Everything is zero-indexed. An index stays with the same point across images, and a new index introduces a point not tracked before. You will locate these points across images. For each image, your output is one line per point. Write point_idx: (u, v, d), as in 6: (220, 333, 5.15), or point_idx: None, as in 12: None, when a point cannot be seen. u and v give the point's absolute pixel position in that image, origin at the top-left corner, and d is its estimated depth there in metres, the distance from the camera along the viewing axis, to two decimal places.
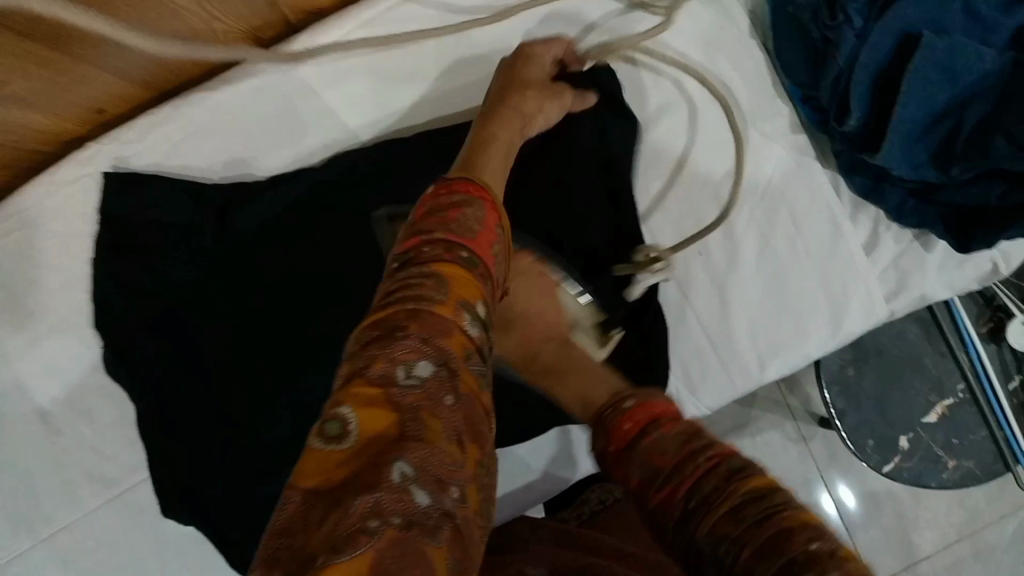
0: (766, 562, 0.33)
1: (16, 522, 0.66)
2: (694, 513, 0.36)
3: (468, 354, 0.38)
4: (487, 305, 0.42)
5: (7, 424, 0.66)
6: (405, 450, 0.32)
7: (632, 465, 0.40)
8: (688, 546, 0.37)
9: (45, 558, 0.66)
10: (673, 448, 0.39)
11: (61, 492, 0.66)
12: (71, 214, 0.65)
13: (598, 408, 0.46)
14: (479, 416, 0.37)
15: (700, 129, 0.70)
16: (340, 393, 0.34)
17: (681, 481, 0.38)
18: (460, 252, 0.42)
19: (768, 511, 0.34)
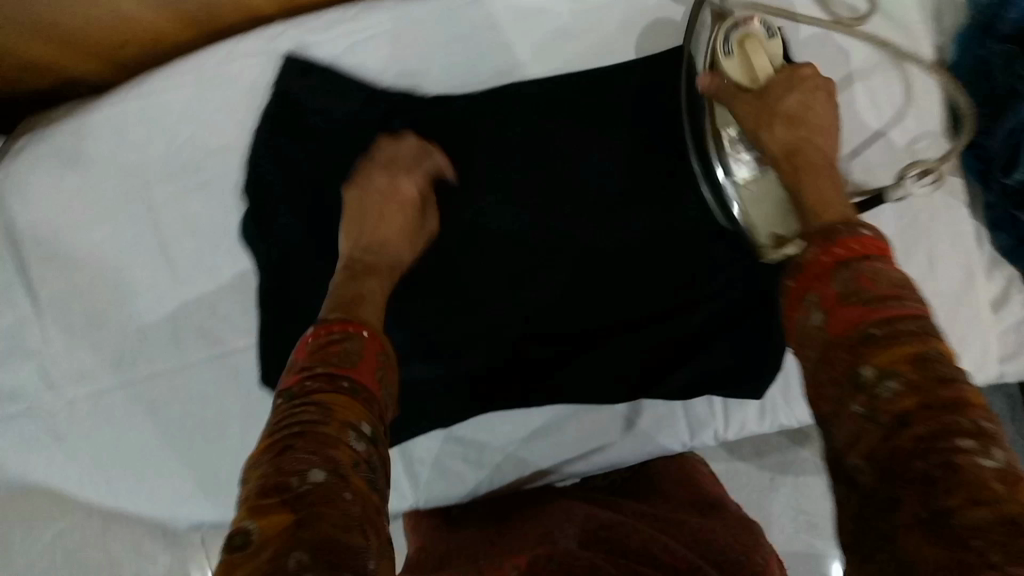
0: (931, 410, 0.38)
1: (123, 358, 0.69)
2: (875, 341, 0.42)
3: (358, 462, 0.44)
4: (371, 421, 0.48)
5: (138, 264, 0.69)
6: (303, 541, 0.38)
7: (833, 278, 0.46)
8: (851, 367, 0.42)
9: (143, 396, 0.70)
10: (885, 285, 0.44)
11: (169, 340, 0.69)
12: (244, 84, 0.67)
13: (827, 228, 0.49)
14: (374, 514, 0.43)
15: (907, 115, 0.69)
16: (245, 510, 0.41)
17: (877, 309, 0.43)
18: (341, 381, 0.48)
19: (946, 375, 0.39)
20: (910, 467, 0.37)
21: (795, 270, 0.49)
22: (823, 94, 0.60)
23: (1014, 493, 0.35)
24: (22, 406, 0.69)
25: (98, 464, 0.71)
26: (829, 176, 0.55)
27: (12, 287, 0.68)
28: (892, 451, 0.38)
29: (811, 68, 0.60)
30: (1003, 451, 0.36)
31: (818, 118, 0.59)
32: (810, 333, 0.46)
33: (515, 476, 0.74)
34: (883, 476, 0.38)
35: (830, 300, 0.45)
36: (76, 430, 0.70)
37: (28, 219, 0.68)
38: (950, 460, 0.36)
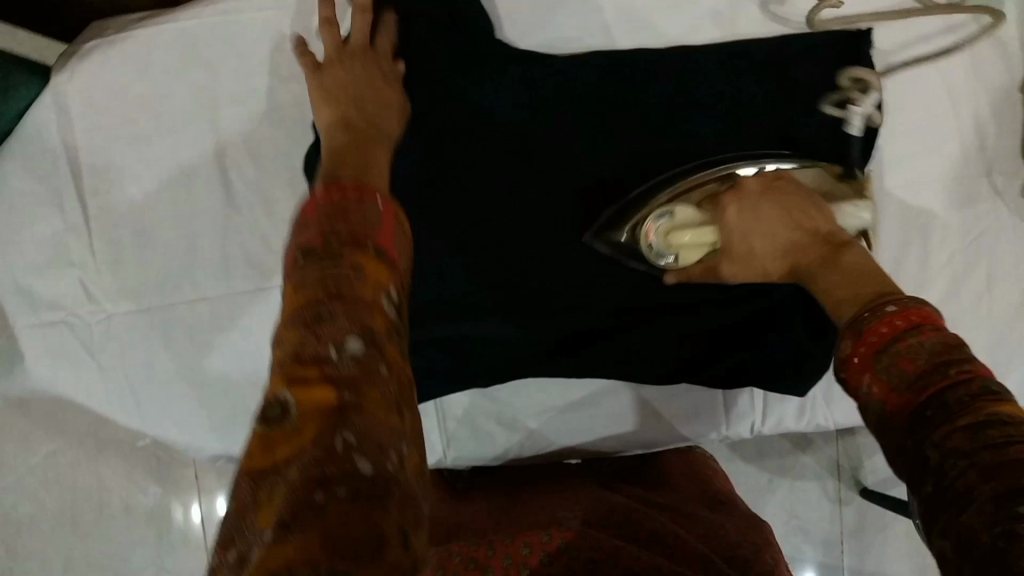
0: (1000, 479, 0.32)
1: (167, 279, 0.68)
2: (946, 421, 0.35)
3: (392, 329, 0.37)
4: (399, 284, 0.40)
5: (194, 184, 0.67)
6: (347, 424, 0.32)
7: (875, 364, 0.40)
8: (918, 449, 0.36)
9: (179, 320, 0.68)
10: (927, 356, 0.38)
11: (217, 266, 0.68)
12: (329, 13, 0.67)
13: (867, 306, 0.44)
14: (405, 392, 0.36)
15: (987, 127, 0.69)
16: (276, 377, 0.34)
17: (928, 384, 0.37)
18: (370, 233, 0.39)
19: (1007, 437, 0.33)
20: (976, 542, 0.31)
21: (840, 363, 0.43)
22: (769, 199, 0.56)
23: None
24: (58, 316, 0.68)
25: (127, 384, 0.69)
26: (845, 261, 0.49)
27: (62, 193, 0.67)
28: (974, 549, 0.31)
29: (730, 202, 0.57)
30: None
31: (773, 223, 0.55)
32: (867, 414, 0.41)
33: (545, 447, 0.74)
34: (959, 551, 0.32)
35: (881, 391, 0.40)
36: (109, 346, 0.68)
37: (84, 125, 0.66)
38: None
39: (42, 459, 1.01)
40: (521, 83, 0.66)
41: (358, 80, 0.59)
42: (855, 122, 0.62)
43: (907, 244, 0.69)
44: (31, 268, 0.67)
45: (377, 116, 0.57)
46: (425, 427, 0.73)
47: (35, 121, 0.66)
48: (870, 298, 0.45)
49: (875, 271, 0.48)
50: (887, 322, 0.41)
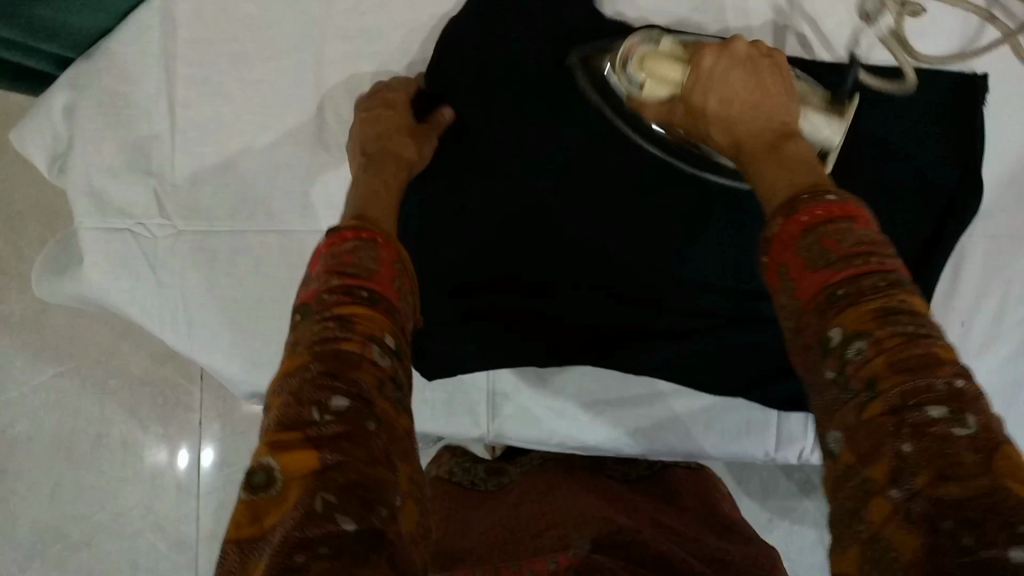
0: (907, 371, 0.35)
1: (243, 206, 0.67)
2: (839, 302, 0.39)
3: (382, 382, 0.44)
4: (396, 329, 0.48)
5: (288, 114, 0.66)
6: (327, 483, 0.38)
7: (799, 242, 0.42)
8: (822, 327, 0.39)
9: (246, 248, 0.67)
10: (851, 242, 0.41)
11: (296, 202, 0.67)
12: None
13: (790, 199, 0.45)
14: (400, 434, 0.43)
15: None
16: (264, 446, 0.40)
17: (843, 269, 0.40)
18: (360, 291, 0.47)
19: (917, 331, 0.37)
20: (881, 440, 0.35)
21: (766, 242, 0.45)
22: (746, 67, 0.55)
23: (989, 464, 0.33)
24: (125, 223, 0.67)
25: (184, 305, 0.68)
26: (786, 149, 0.50)
27: (151, 101, 0.66)
28: (884, 443, 0.34)
29: (708, 53, 0.56)
30: (982, 418, 0.34)
31: (747, 89, 0.54)
32: (781, 304, 0.43)
33: (590, 442, 0.73)
34: (859, 454, 0.35)
35: (798, 271, 0.42)
36: (173, 264, 0.67)
37: (188, 36, 0.65)
38: (915, 425, 0.34)
39: (46, 378, 0.98)
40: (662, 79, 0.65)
41: (388, 154, 0.62)
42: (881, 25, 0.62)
43: (983, 298, 0.69)
44: (106, 170, 0.66)
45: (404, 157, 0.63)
46: (473, 400, 0.73)
47: (139, 24, 0.65)
48: (793, 193, 0.45)
49: (807, 160, 0.49)
50: (820, 207, 0.42)
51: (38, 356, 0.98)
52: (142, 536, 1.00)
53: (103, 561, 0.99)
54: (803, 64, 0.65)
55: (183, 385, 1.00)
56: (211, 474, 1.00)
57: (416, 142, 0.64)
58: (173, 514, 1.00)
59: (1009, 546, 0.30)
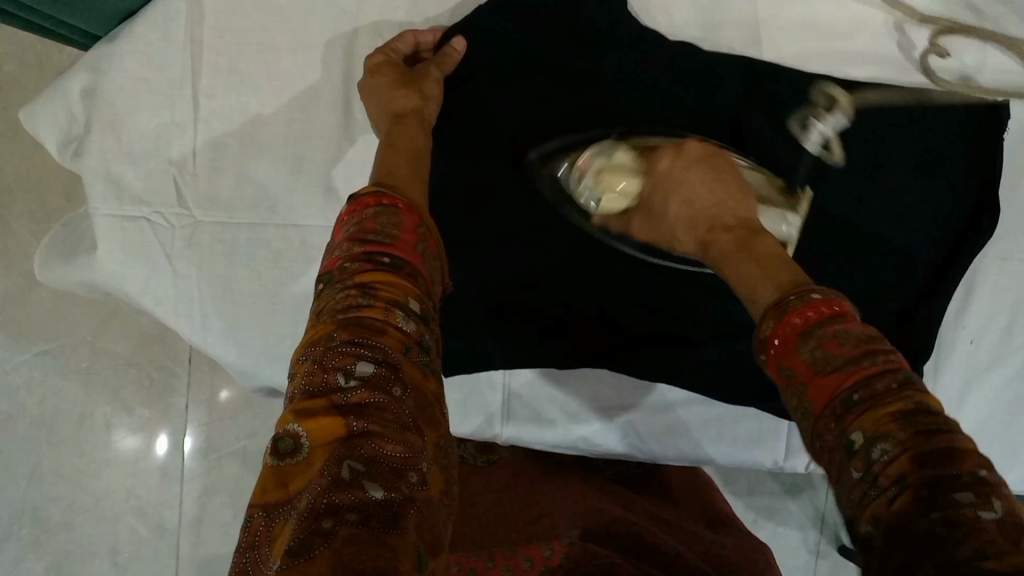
0: (927, 466, 0.33)
1: (264, 197, 0.66)
2: (856, 407, 0.36)
3: (408, 345, 0.41)
4: (420, 294, 0.45)
5: (315, 106, 0.65)
6: (354, 452, 0.36)
7: (800, 346, 0.40)
8: (844, 437, 0.36)
9: (264, 239, 0.66)
10: (853, 345, 0.38)
11: (317, 194, 0.66)
12: None
13: (777, 301, 0.43)
14: (426, 400, 0.41)
15: None
16: (289, 412, 0.38)
17: (854, 372, 0.37)
18: (383, 257, 0.44)
19: (938, 426, 0.34)
20: (913, 525, 0.31)
21: (760, 345, 0.43)
22: (699, 165, 0.57)
23: (1021, 548, 0.30)
24: (143, 212, 0.65)
25: (198, 297, 0.66)
26: (758, 245, 0.49)
27: (174, 88, 0.64)
28: (917, 525, 0.31)
29: (665, 157, 0.59)
30: (1006, 501, 0.31)
31: (706, 186, 0.55)
32: (791, 408, 0.41)
33: (601, 447, 0.74)
34: (892, 539, 0.32)
35: (804, 374, 0.39)
36: (190, 253, 0.66)
37: (215, 23, 0.64)
38: (949, 513, 0.31)
39: (32, 357, 0.95)
40: (685, 81, 0.66)
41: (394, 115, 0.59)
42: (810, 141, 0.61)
43: (994, 315, 0.70)
44: (125, 156, 0.65)
45: (416, 109, 0.60)
46: (487, 399, 0.73)
47: (165, 8, 0.63)
48: (776, 296, 0.44)
49: (778, 254, 0.48)
50: (815, 308, 0.40)
51: (22, 335, 0.95)
52: (124, 521, 0.97)
53: (82, 546, 0.96)
54: (827, 85, 0.67)
55: (171, 368, 0.98)
56: (195, 458, 0.98)
57: (418, 89, 0.61)
58: (156, 500, 0.97)
59: None
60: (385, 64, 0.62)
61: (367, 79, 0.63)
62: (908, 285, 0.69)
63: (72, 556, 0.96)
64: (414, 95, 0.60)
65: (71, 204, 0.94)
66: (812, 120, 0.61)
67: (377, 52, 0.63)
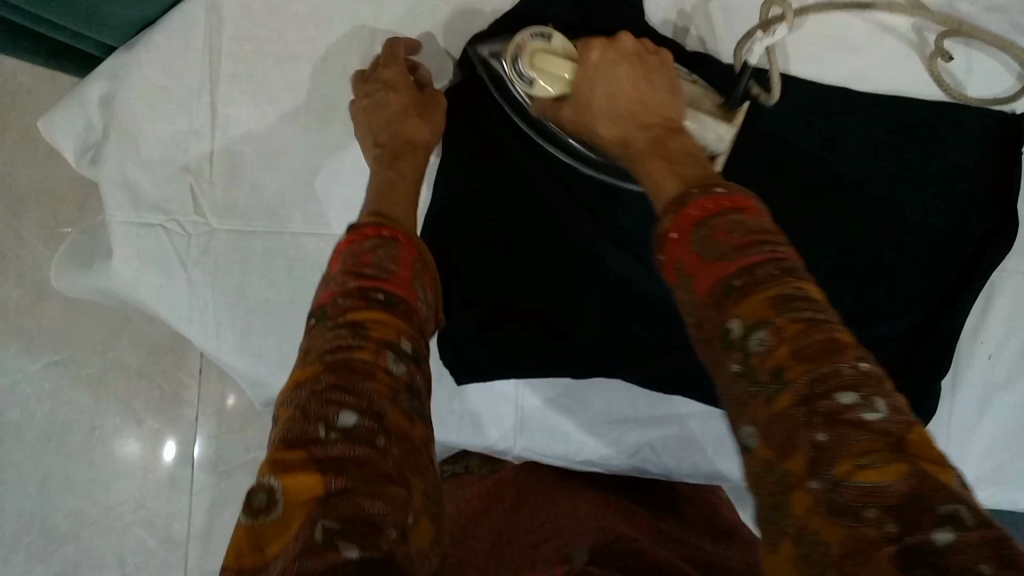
0: (811, 361, 0.35)
1: (280, 205, 0.66)
2: (735, 292, 0.39)
3: (395, 387, 0.43)
4: (410, 334, 0.47)
5: (333, 118, 0.66)
6: (331, 510, 0.35)
7: (693, 237, 0.43)
8: (721, 321, 0.40)
9: (280, 248, 0.66)
10: (742, 234, 0.41)
11: (334, 205, 0.66)
12: None
13: (677, 198, 0.47)
14: (414, 448, 0.42)
15: None
16: (264, 468, 0.38)
17: (737, 260, 0.40)
18: (377, 296, 0.47)
19: (813, 315, 0.37)
20: (794, 436, 0.34)
21: (660, 240, 0.46)
22: (629, 64, 0.59)
23: (900, 451, 0.32)
24: (159, 219, 0.65)
25: (208, 305, 0.66)
26: (670, 145, 0.54)
27: (193, 96, 0.65)
28: (798, 434, 0.34)
29: (595, 46, 0.59)
30: (887, 397, 0.34)
31: (630, 87, 0.58)
32: (681, 298, 0.44)
33: (601, 463, 0.74)
34: (775, 448, 0.35)
35: (697, 264, 0.42)
36: (203, 261, 0.65)
37: (234, 32, 0.64)
38: (828, 413, 0.33)
39: (42, 367, 0.95)
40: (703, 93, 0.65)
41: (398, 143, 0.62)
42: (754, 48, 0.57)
43: (1013, 329, 0.70)
44: (142, 164, 0.65)
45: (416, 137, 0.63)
46: (498, 411, 0.73)
47: (183, 18, 0.63)
48: (678, 192, 0.47)
49: (693, 154, 0.53)
50: (709, 200, 0.44)
51: (33, 345, 0.95)
52: (132, 533, 0.96)
53: (90, 557, 0.96)
54: (841, 97, 0.67)
55: (181, 379, 0.98)
56: (203, 467, 0.98)
57: (425, 118, 0.64)
58: (165, 511, 0.97)
59: (935, 530, 0.29)
60: (400, 79, 0.63)
61: (363, 92, 0.64)
62: (927, 299, 0.68)
63: (80, 568, 0.95)
64: (424, 126, 0.63)
65: (83, 215, 0.95)
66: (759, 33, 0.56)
67: (391, 63, 0.64)
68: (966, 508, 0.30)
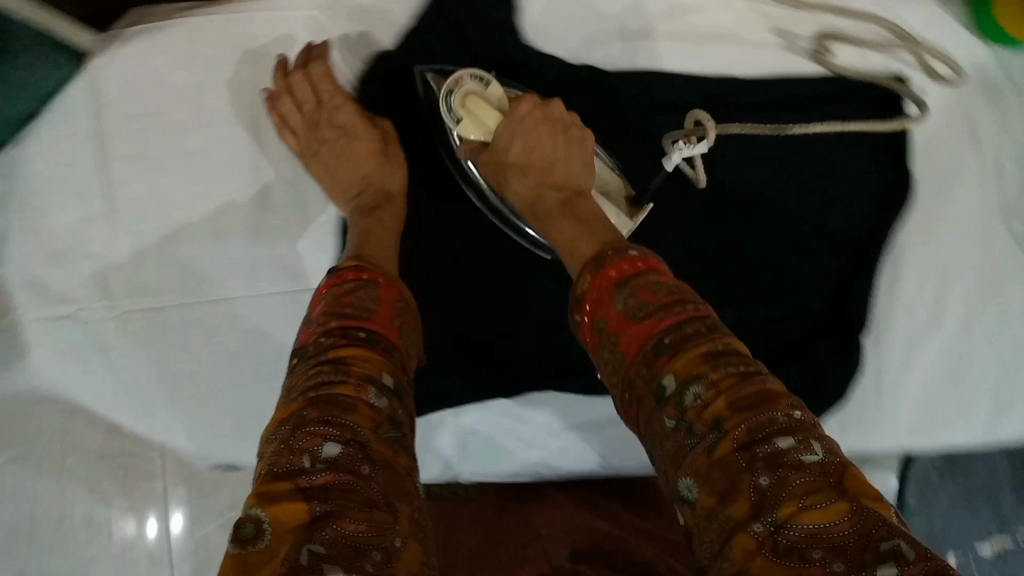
0: (751, 407, 0.40)
1: (189, 275, 0.66)
2: (666, 347, 0.44)
3: (377, 419, 0.45)
4: (390, 367, 0.49)
5: (228, 182, 0.65)
6: (316, 536, 0.37)
7: (614, 298, 0.49)
8: (652, 374, 0.44)
9: (201, 318, 0.66)
10: (664, 293, 0.47)
11: (242, 268, 0.66)
12: (379, 16, 0.66)
13: (594, 255, 0.53)
14: (396, 475, 0.44)
15: (1005, 174, 0.71)
16: (252, 498, 0.39)
17: (663, 317, 0.46)
18: (357, 333, 0.49)
19: (744, 369, 0.42)
20: (740, 483, 0.38)
21: (579, 301, 0.52)
22: (549, 127, 0.62)
23: (840, 491, 0.37)
24: (72, 310, 0.66)
25: (141, 384, 0.67)
26: (577, 207, 0.59)
27: (88, 184, 0.65)
28: (741, 480, 0.38)
29: (522, 102, 0.62)
30: (816, 439, 0.40)
31: (550, 152, 0.61)
32: (603, 350, 0.49)
33: (559, 463, 0.74)
34: (720, 497, 0.39)
35: (618, 319, 0.48)
36: (124, 342, 0.66)
37: (118, 113, 0.64)
38: (768, 458, 0.38)
39: None
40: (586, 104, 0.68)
41: (374, 189, 0.64)
42: (674, 158, 0.62)
43: (925, 280, 0.71)
44: (44, 259, 0.65)
45: (386, 182, 0.64)
46: (437, 442, 0.73)
47: (62, 110, 0.64)
48: (594, 252, 0.53)
49: (599, 218, 0.58)
50: (621, 264, 0.50)
51: None
52: None
53: None
54: (723, 86, 0.68)
55: None
56: None
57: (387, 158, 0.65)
58: None
59: (878, 567, 0.34)
60: (356, 123, 0.65)
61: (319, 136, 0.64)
62: (836, 265, 0.70)
63: None
64: (394, 172, 0.65)
65: None
66: (680, 145, 0.62)
67: (336, 102, 0.65)
68: (904, 541, 0.35)
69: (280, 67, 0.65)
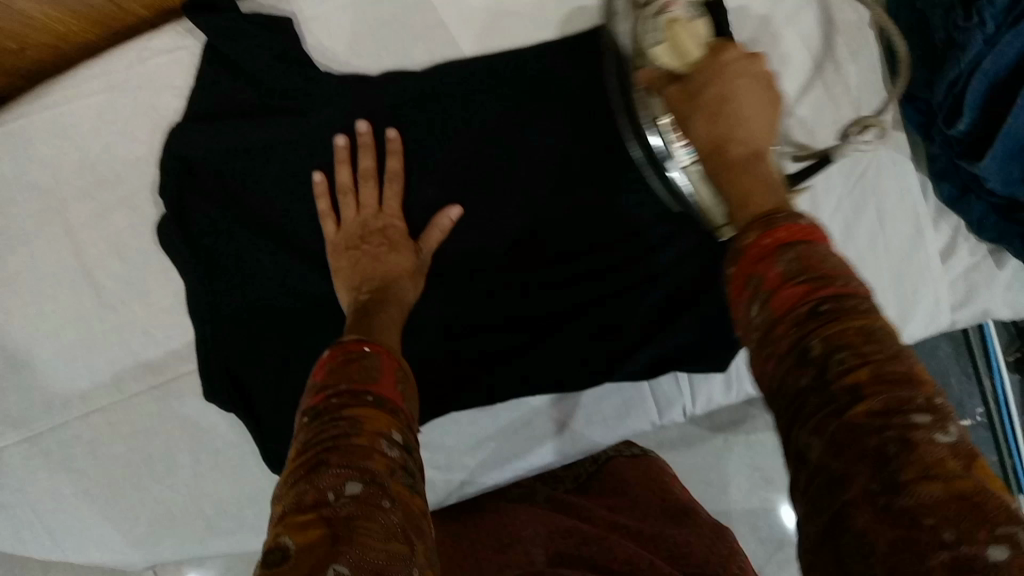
0: (898, 381, 0.31)
1: (53, 395, 0.64)
2: (822, 314, 0.34)
3: (394, 469, 0.39)
4: (402, 429, 0.43)
5: (62, 292, 0.63)
6: (341, 558, 0.33)
7: (778, 257, 0.37)
8: (795, 342, 0.34)
9: (78, 434, 0.65)
10: (834, 262, 0.36)
11: (103, 374, 0.65)
12: (162, 84, 0.63)
13: (763, 216, 0.41)
14: (417, 522, 0.39)
15: (843, 70, 0.69)
16: (276, 528, 0.35)
17: (823, 285, 0.35)
18: (365, 395, 0.43)
19: (899, 351, 0.32)
20: (862, 441, 0.29)
21: (735, 255, 0.40)
22: (746, 76, 0.49)
23: (971, 473, 0.28)
24: None
25: (35, 515, 0.65)
26: (755, 169, 0.46)
27: None
28: (865, 446, 0.29)
29: (732, 48, 0.51)
30: (958, 426, 0.30)
31: (748, 104, 0.48)
32: (750, 320, 0.38)
33: (488, 477, 0.72)
34: (831, 451, 0.30)
35: (774, 279, 0.37)
36: (6, 479, 0.64)
37: None
38: (900, 429, 0.29)
39: None
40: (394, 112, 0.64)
41: (375, 261, 0.59)
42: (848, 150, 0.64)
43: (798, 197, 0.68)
44: None
45: (387, 267, 0.59)
46: None
47: None
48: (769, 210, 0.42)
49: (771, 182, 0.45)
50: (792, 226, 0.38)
51: None
52: None
53: None
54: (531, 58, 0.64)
55: None
56: None
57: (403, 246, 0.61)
58: None
59: (990, 545, 0.26)
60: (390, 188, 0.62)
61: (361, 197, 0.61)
62: None
63: None
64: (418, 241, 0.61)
65: None
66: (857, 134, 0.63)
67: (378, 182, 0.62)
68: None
69: (82, 163, 0.63)
